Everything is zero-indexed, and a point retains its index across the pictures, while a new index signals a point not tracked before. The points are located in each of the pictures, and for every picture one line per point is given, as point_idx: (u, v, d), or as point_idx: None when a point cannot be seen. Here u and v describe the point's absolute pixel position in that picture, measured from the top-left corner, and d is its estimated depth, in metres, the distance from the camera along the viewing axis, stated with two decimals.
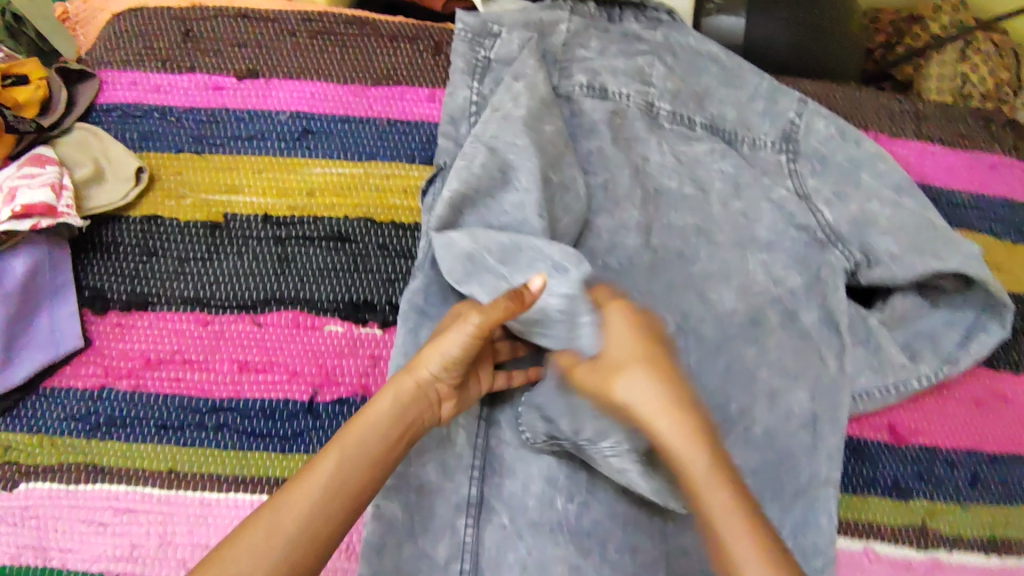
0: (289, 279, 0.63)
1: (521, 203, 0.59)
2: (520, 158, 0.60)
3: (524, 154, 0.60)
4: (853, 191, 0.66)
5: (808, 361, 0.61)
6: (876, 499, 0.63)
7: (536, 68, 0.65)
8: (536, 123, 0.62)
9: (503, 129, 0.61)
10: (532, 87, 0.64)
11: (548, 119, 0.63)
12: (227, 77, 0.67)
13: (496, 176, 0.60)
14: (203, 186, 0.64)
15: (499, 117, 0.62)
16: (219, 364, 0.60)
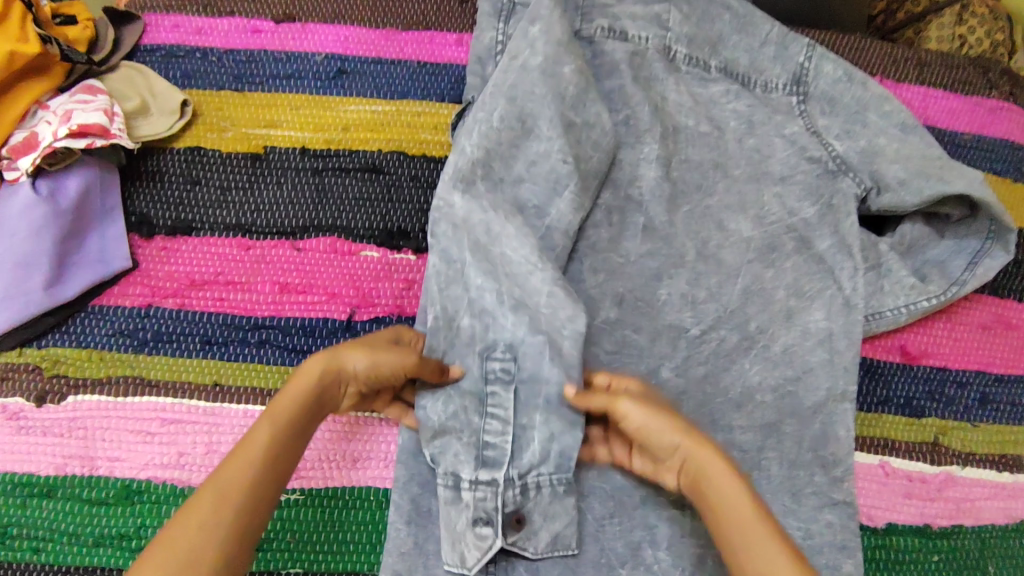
0: (326, 208, 0.65)
1: (546, 151, 0.64)
2: (539, 107, 0.64)
3: (543, 103, 0.64)
4: (861, 128, 0.70)
5: (824, 283, 0.64)
6: (890, 416, 0.64)
7: (551, 8, 0.67)
8: (555, 68, 0.65)
9: (521, 79, 0.64)
10: (548, 31, 0.66)
11: (567, 61, 0.66)
12: (266, 21, 0.71)
13: (516, 126, 0.63)
14: (244, 121, 0.67)
15: (517, 65, 0.65)
16: (260, 285, 0.62)
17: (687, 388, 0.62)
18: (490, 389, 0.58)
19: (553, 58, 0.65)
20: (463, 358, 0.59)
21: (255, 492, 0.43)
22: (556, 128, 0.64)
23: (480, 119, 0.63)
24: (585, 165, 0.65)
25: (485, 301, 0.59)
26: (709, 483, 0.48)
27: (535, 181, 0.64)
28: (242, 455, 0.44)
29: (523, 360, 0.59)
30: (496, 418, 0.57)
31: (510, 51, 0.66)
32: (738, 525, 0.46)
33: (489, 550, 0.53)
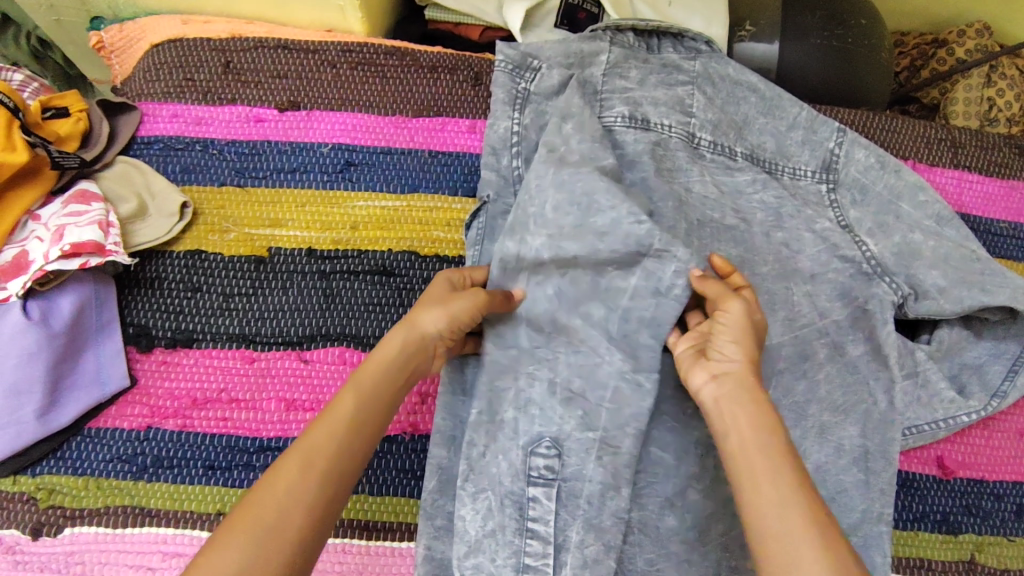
0: (334, 314, 0.62)
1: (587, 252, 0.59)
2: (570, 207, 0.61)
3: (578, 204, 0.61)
4: (895, 222, 0.67)
5: (858, 397, 0.61)
6: (925, 534, 0.62)
7: (581, 105, 0.66)
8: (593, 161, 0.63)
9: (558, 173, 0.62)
10: (582, 127, 0.65)
11: (603, 154, 0.64)
12: (269, 109, 0.67)
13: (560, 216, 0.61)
14: (247, 220, 0.64)
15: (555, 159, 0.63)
16: (266, 403, 0.59)
17: (716, 510, 0.59)
18: (531, 491, 0.56)
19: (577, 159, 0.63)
20: (506, 452, 0.57)
21: (344, 455, 0.44)
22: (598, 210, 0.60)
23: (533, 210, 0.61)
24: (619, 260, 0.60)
25: (532, 393, 0.59)
26: (737, 407, 0.49)
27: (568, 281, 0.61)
28: (334, 419, 0.45)
29: (568, 457, 0.57)
30: (536, 532, 0.56)
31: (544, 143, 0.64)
32: (745, 451, 0.46)
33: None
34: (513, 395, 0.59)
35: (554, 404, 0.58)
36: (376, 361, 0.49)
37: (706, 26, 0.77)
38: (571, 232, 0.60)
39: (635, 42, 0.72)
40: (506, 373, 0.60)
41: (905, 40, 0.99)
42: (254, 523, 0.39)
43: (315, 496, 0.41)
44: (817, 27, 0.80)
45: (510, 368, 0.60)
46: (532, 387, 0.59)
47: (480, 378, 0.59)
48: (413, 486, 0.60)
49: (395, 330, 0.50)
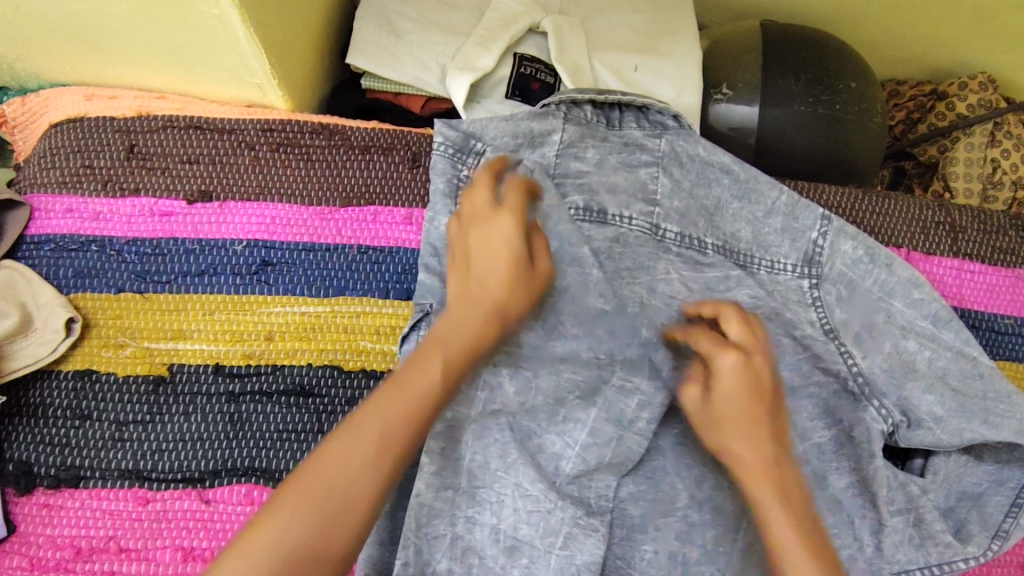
0: (242, 443, 0.54)
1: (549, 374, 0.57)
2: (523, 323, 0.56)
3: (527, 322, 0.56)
4: (885, 323, 0.59)
5: (840, 539, 0.53)
6: None
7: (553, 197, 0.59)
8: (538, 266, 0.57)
9: None
10: (556, 210, 0.59)
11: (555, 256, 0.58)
12: (177, 201, 0.60)
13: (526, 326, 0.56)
14: (146, 332, 0.56)
15: None
16: (160, 552, 0.51)
17: None
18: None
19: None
20: None
21: (441, 391, 0.46)
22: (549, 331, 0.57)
23: None
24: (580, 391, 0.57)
25: (472, 539, 0.52)
26: (748, 473, 0.50)
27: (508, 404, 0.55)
28: (410, 390, 0.44)
29: None
30: None
31: None
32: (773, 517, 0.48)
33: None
34: (449, 541, 0.52)
35: (496, 551, 0.52)
36: (475, 301, 0.50)
37: (676, 94, 0.69)
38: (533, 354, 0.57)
39: (592, 116, 0.64)
40: (442, 515, 0.52)
41: (901, 90, 0.91)
42: (335, 481, 0.40)
43: (419, 424, 0.44)
44: (801, 91, 0.72)
45: (451, 509, 0.53)
46: (472, 534, 0.53)
47: (412, 519, 0.51)
48: None
49: (493, 282, 0.50)
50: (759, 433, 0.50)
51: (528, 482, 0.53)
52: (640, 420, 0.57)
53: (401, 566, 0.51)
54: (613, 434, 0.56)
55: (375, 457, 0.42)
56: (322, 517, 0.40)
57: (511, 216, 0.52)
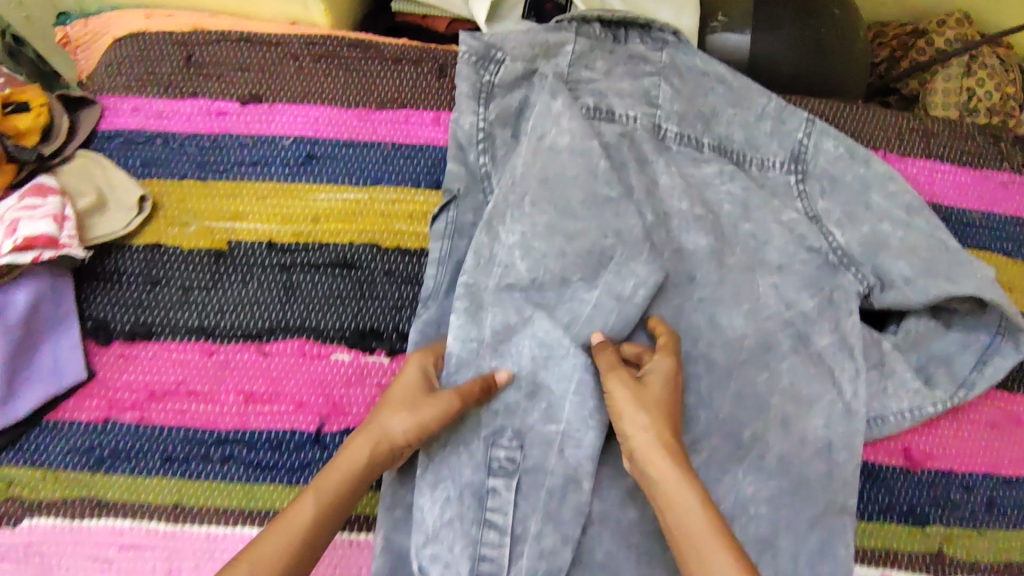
0: (295, 307, 0.62)
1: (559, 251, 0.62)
2: (539, 206, 0.63)
3: (540, 206, 0.63)
4: (864, 213, 0.66)
5: (822, 387, 0.61)
6: (892, 526, 0.61)
7: (563, 101, 0.65)
8: (553, 155, 0.64)
9: (548, 161, 0.64)
10: (571, 106, 0.65)
11: (567, 150, 0.65)
12: (231, 102, 0.67)
13: (547, 209, 0.63)
14: (208, 213, 0.64)
15: (542, 145, 0.64)
16: (224, 395, 0.59)
17: None
18: (490, 482, 0.57)
19: (544, 159, 0.64)
20: (467, 443, 0.58)
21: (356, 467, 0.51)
22: (564, 216, 0.63)
23: (511, 204, 0.63)
24: (584, 272, 0.63)
25: (495, 386, 0.59)
26: (658, 461, 0.51)
27: (520, 276, 0.61)
28: (291, 521, 0.48)
29: (529, 448, 0.58)
30: (494, 528, 0.56)
31: (531, 128, 0.65)
32: (682, 509, 0.49)
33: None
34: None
35: (519, 395, 0.59)
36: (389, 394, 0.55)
37: (675, 17, 0.76)
38: (547, 232, 0.63)
39: (601, 33, 0.71)
40: (469, 366, 0.60)
41: (885, 31, 0.99)
42: None
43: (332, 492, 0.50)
44: (789, 17, 0.79)
45: (475, 360, 0.60)
46: (495, 382, 0.59)
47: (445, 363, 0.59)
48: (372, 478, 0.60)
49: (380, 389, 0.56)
50: (674, 434, 0.53)
51: (543, 332, 0.60)
52: (637, 297, 0.62)
53: None
54: (614, 307, 0.62)
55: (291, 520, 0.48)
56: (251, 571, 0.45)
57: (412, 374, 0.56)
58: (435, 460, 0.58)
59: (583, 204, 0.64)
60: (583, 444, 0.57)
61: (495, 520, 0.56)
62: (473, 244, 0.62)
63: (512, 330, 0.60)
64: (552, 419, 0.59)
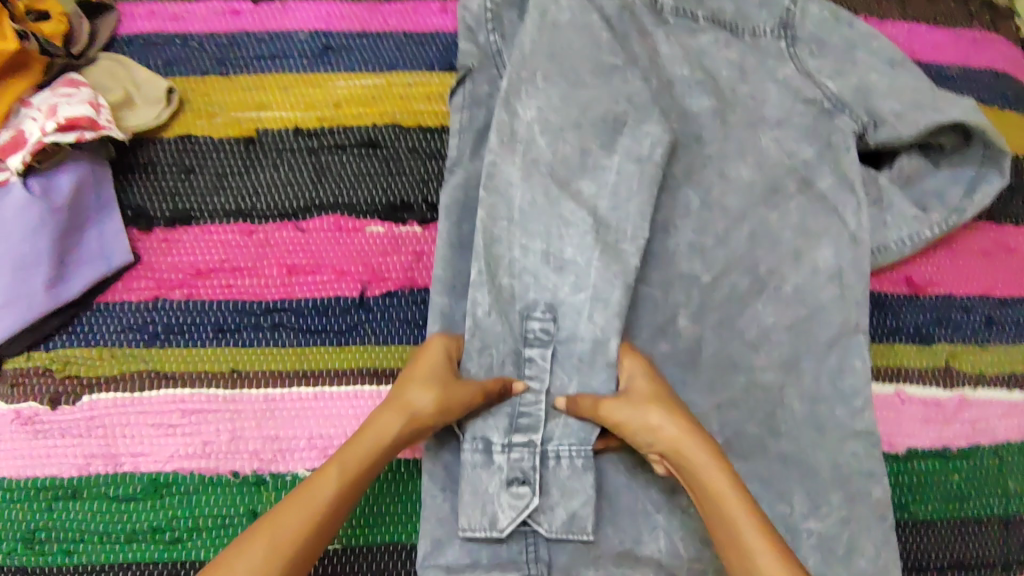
0: (326, 185, 0.64)
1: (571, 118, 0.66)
2: (551, 77, 0.66)
3: (551, 79, 0.66)
4: (853, 67, 0.70)
5: (829, 221, 0.65)
6: (901, 345, 0.65)
7: None
8: (559, 29, 0.68)
9: (554, 35, 0.67)
10: None
11: (573, 25, 0.68)
12: (244, 2, 0.69)
13: (559, 80, 0.66)
14: (232, 105, 0.66)
15: (548, 23, 0.67)
16: (268, 269, 0.61)
17: (704, 333, 0.62)
18: (528, 351, 0.59)
19: (549, 35, 0.67)
20: (506, 315, 0.60)
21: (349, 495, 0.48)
22: (575, 86, 0.67)
23: (524, 79, 0.66)
24: (601, 140, 0.66)
25: (527, 261, 0.62)
26: (697, 460, 0.50)
27: (538, 149, 0.64)
28: (298, 505, 0.46)
29: (563, 319, 0.61)
30: (531, 390, 0.58)
31: (536, 7, 0.68)
32: (726, 511, 0.48)
33: (525, 510, 0.54)
34: (507, 262, 0.62)
35: (547, 270, 0.62)
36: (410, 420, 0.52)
37: None
38: (562, 104, 0.66)
39: None
40: (501, 240, 0.62)
41: None
42: None
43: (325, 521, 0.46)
44: None
45: (507, 235, 0.62)
46: (526, 257, 0.62)
47: (480, 234, 0.61)
48: (416, 336, 0.61)
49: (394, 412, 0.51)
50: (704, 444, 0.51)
51: (570, 211, 0.63)
52: (655, 156, 0.65)
53: (476, 273, 0.60)
54: (635, 170, 0.65)
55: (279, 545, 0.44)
56: None
57: (445, 394, 0.52)
58: (480, 328, 0.59)
59: (592, 74, 0.67)
60: (612, 300, 0.60)
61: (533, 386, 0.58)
62: (494, 121, 0.65)
63: (542, 210, 0.63)
64: (581, 289, 0.61)
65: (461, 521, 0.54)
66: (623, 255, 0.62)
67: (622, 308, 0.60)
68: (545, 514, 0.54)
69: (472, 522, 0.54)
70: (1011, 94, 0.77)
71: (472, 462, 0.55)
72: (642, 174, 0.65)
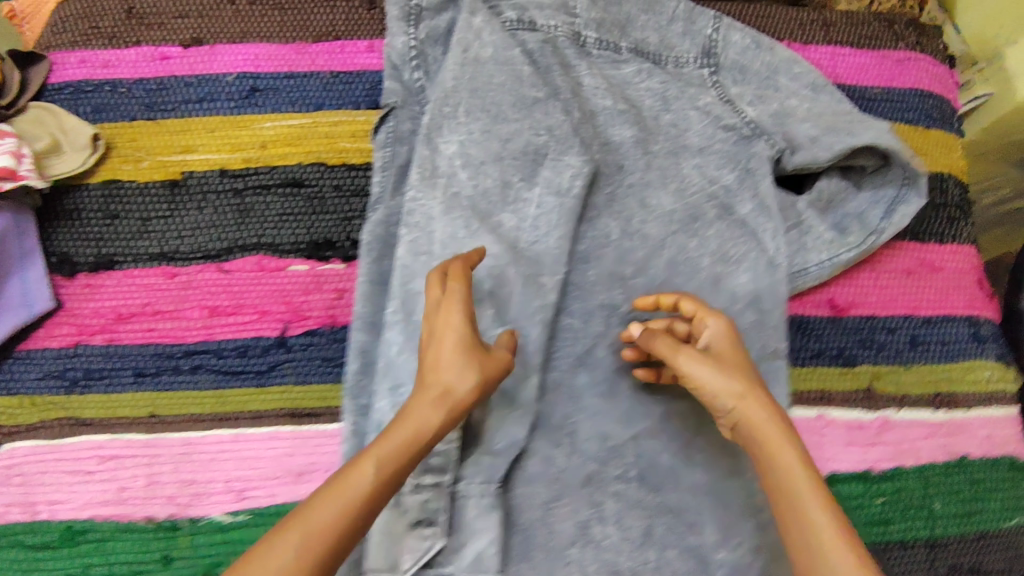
0: (251, 225, 0.65)
1: (493, 151, 0.66)
2: (472, 113, 0.67)
3: (473, 114, 0.67)
4: (773, 94, 0.72)
5: (747, 247, 0.66)
6: (823, 368, 0.66)
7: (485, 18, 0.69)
8: (480, 66, 0.68)
9: (476, 71, 0.68)
10: (490, 22, 0.69)
11: (495, 60, 0.69)
12: (173, 47, 0.71)
13: (482, 115, 0.67)
14: (159, 149, 0.67)
15: (470, 58, 0.68)
16: (190, 311, 0.62)
17: (624, 363, 0.63)
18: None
19: (471, 71, 0.68)
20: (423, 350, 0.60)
21: (393, 478, 0.47)
22: (496, 120, 0.67)
23: (446, 115, 0.66)
24: (522, 173, 0.67)
25: None
26: (765, 429, 0.50)
27: (458, 184, 0.65)
28: (343, 490, 0.45)
29: None
30: None
31: (458, 42, 0.68)
32: (795, 490, 0.47)
33: (427, 553, 0.54)
34: (427, 297, 0.62)
35: None
36: (446, 397, 0.50)
37: None
38: (484, 138, 0.67)
39: None
40: (421, 275, 0.62)
41: None
42: None
43: (368, 505, 0.45)
44: None
45: (428, 270, 0.62)
46: None
47: (395, 275, 0.62)
48: (336, 374, 0.61)
49: (434, 390, 0.50)
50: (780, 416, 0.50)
51: (490, 244, 0.63)
52: (575, 188, 0.66)
53: (390, 312, 0.61)
54: (555, 203, 0.66)
55: (324, 531, 0.43)
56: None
57: (473, 367, 0.51)
58: (393, 367, 0.60)
59: (514, 107, 0.68)
60: (530, 335, 0.61)
61: None
62: (416, 157, 0.65)
63: (462, 243, 0.63)
64: (501, 323, 0.61)
65: (366, 562, 0.53)
66: (541, 289, 0.63)
67: (539, 343, 0.61)
68: (454, 552, 0.55)
69: (375, 564, 0.53)
70: (934, 114, 0.78)
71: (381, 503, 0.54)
72: (561, 206, 0.66)
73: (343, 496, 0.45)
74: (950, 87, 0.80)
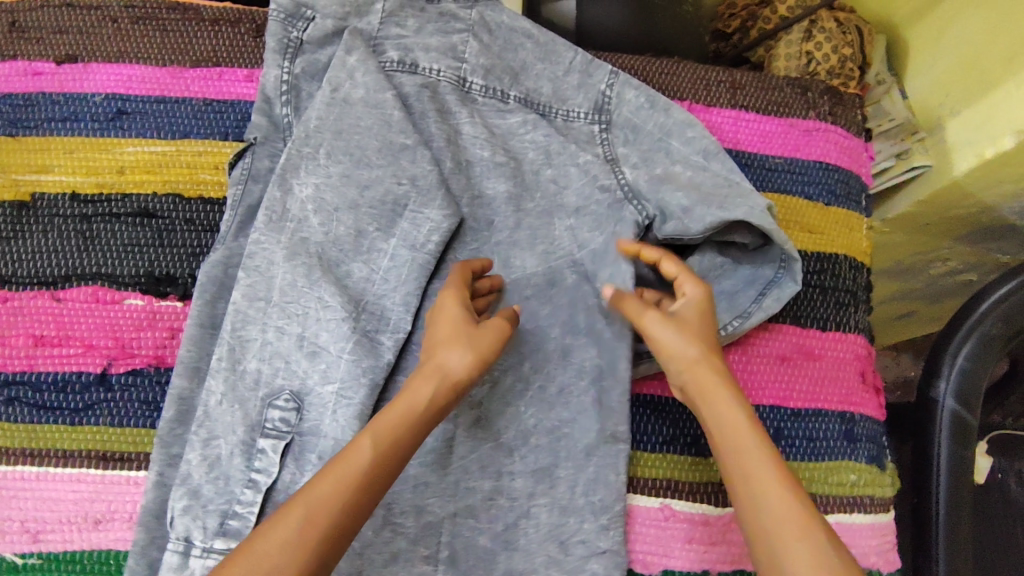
0: (93, 253, 0.63)
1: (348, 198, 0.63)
2: (332, 156, 0.64)
3: (333, 158, 0.64)
4: (661, 157, 0.67)
5: (602, 320, 0.63)
6: (673, 457, 0.63)
7: (362, 57, 0.66)
8: (348, 107, 0.65)
9: (343, 113, 0.65)
10: (365, 61, 0.66)
11: (365, 103, 0.65)
12: (47, 63, 0.69)
13: (343, 158, 0.64)
14: (13, 167, 0.66)
15: (338, 99, 0.65)
16: (15, 339, 0.61)
17: (456, 434, 0.60)
18: (261, 442, 0.57)
19: (337, 112, 0.65)
20: (242, 401, 0.58)
21: (396, 449, 0.47)
22: (358, 165, 0.64)
23: (304, 156, 0.63)
24: (380, 223, 0.64)
25: (278, 345, 0.59)
26: (715, 396, 0.50)
27: (306, 229, 0.62)
28: (346, 464, 0.45)
29: (305, 410, 0.59)
30: (253, 486, 0.56)
31: (329, 81, 0.65)
32: (751, 465, 0.46)
33: None
34: (257, 346, 0.59)
35: (299, 355, 0.59)
36: (445, 374, 0.51)
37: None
38: (341, 183, 0.64)
39: None
40: (254, 322, 0.60)
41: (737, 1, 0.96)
42: None
43: (364, 479, 0.45)
44: None
45: (262, 317, 0.60)
46: (279, 340, 0.60)
47: (227, 320, 0.59)
48: (153, 417, 0.60)
49: (426, 369, 0.51)
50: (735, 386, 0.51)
51: (328, 295, 0.60)
52: (430, 243, 0.64)
53: (215, 359, 0.58)
54: (407, 258, 0.63)
55: (322, 504, 0.44)
56: (274, 551, 0.42)
57: (466, 338, 0.52)
58: (210, 417, 0.57)
59: (380, 153, 0.65)
60: (355, 399, 0.59)
61: (258, 479, 0.56)
62: (266, 199, 0.62)
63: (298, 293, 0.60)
64: (328, 380, 0.59)
65: None
66: (377, 350, 0.60)
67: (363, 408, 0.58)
68: None
69: None
70: (838, 189, 0.73)
71: (169, 563, 0.54)
72: (414, 261, 0.63)
73: (337, 472, 0.45)
74: (862, 160, 0.76)
